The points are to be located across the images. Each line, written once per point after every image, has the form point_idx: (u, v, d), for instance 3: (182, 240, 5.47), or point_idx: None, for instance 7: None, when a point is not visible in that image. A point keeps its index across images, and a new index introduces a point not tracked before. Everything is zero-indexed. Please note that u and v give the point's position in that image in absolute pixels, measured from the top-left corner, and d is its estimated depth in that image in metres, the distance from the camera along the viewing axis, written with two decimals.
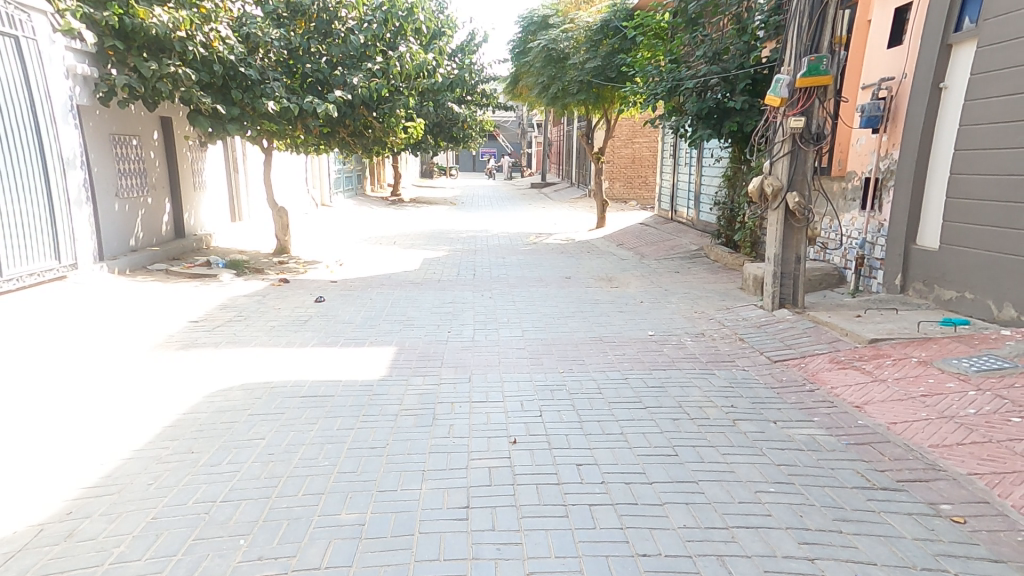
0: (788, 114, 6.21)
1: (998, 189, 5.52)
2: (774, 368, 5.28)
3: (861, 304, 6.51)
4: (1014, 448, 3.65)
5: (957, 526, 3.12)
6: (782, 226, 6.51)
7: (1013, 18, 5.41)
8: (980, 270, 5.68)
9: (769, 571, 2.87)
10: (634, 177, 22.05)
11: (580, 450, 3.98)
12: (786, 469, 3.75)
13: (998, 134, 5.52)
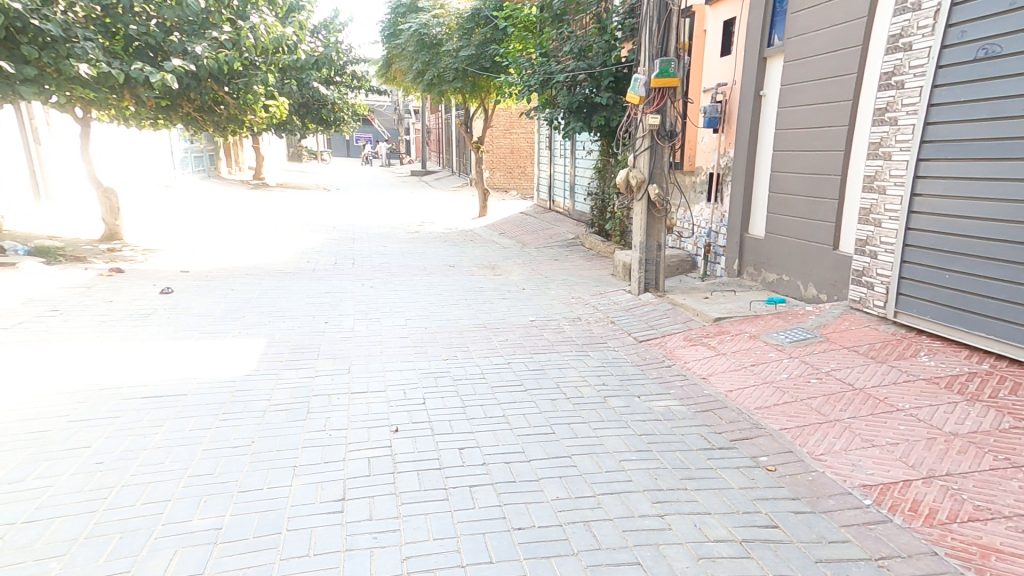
0: (646, 111, 6.73)
1: (803, 185, 6.53)
2: (639, 348, 5.82)
3: (708, 287, 7.38)
4: (812, 404, 4.42)
5: (770, 474, 3.76)
6: (645, 215, 7.10)
7: (807, 38, 6.40)
8: (793, 255, 6.71)
9: (627, 530, 3.23)
10: (513, 167, 22.57)
11: (462, 434, 4.07)
12: (647, 438, 4.18)
13: (801, 138, 6.53)
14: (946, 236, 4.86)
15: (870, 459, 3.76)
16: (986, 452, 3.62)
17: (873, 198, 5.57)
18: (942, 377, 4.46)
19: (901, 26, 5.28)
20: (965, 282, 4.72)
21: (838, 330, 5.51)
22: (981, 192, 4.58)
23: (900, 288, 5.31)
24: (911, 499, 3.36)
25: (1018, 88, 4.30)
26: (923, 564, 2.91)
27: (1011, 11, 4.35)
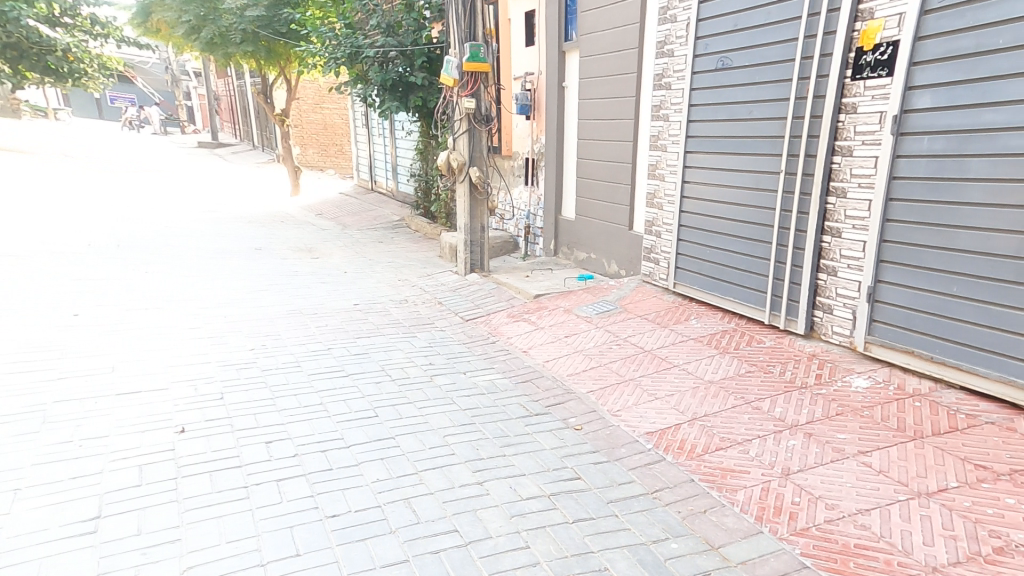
0: (461, 94, 6.89)
1: (602, 171, 7.31)
2: (466, 327, 6.00)
3: (528, 266, 7.90)
4: (611, 367, 5.02)
5: (577, 432, 4.20)
6: (468, 197, 7.30)
7: (595, 37, 7.15)
8: (598, 236, 7.49)
9: (447, 501, 3.33)
10: (328, 144, 21.53)
11: (270, 426, 3.80)
12: (470, 412, 4.34)
13: (598, 129, 7.29)
14: (706, 219, 5.88)
15: (653, 409, 4.42)
16: (729, 393, 4.52)
17: (655, 184, 6.49)
18: (705, 335, 5.41)
19: (664, 35, 6.21)
20: (719, 257, 5.77)
21: (634, 301, 6.31)
22: (728, 182, 5.60)
23: (677, 263, 6.30)
24: (680, 439, 4.07)
25: (745, 96, 5.34)
26: (683, 490, 3.60)
27: (736, 31, 5.38)
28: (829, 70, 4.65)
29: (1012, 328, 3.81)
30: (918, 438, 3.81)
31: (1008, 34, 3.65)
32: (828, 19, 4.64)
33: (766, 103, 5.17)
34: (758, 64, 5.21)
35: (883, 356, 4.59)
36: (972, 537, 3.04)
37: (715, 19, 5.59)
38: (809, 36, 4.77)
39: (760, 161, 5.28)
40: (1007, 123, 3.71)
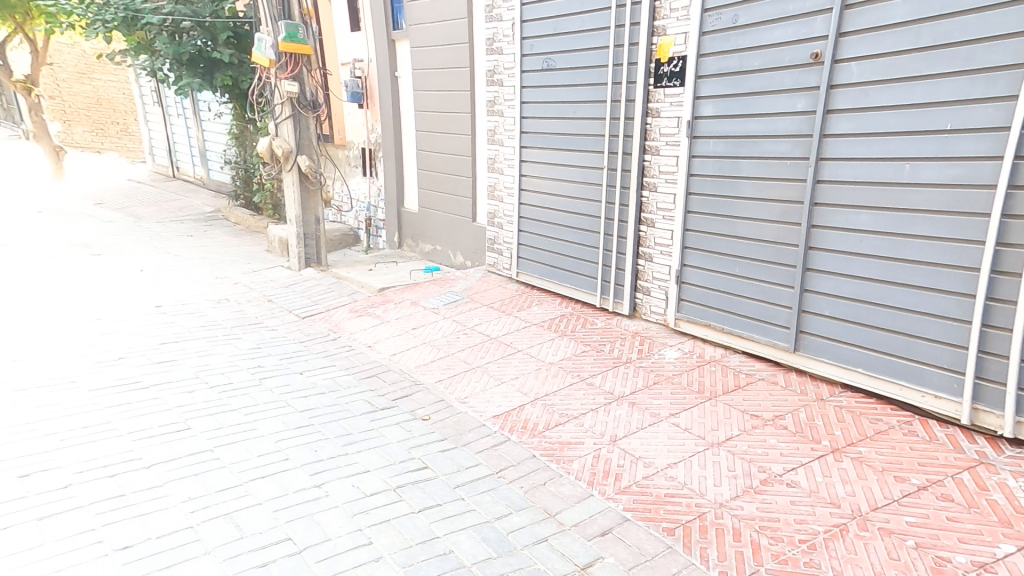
0: (280, 76, 6.61)
1: (443, 164, 7.40)
2: (301, 324, 5.71)
3: (372, 260, 7.81)
4: (459, 356, 5.12)
5: (425, 423, 4.20)
6: (298, 187, 7.06)
7: (424, 28, 7.18)
8: (442, 227, 7.59)
9: (278, 510, 3.11)
10: (102, 122, 18.63)
11: (32, 456, 3.33)
12: (308, 413, 4.10)
13: (438, 121, 7.33)
14: (543, 211, 6.27)
15: (499, 393, 4.61)
16: (567, 372, 4.90)
17: (495, 177, 6.73)
18: (546, 320, 5.77)
19: (492, 33, 6.45)
20: (557, 247, 6.21)
21: (480, 290, 6.50)
22: (563, 176, 6.02)
23: (519, 253, 6.63)
24: (523, 420, 4.30)
25: (571, 96, 5.81)
26: (526, 466, 3.82)
27: (557, 34, 5.82)
28: (636, 77, 5.24)
29: (777, 301, 4.75)
30: (713, 397, 4.55)
31: (760, 57, 4.46)
32: (631, 31, 5.22)
33: (589, 104, 5.67)
34: (580, 67, 5.68)
35: (689, 330, 5.37)
36: (746, 474, 3.75)
37: (537, 21, 5.96)
38: (618, 45, 5.34)
39: (587, 157, 5.78)
40: (768, 131, 4.52)
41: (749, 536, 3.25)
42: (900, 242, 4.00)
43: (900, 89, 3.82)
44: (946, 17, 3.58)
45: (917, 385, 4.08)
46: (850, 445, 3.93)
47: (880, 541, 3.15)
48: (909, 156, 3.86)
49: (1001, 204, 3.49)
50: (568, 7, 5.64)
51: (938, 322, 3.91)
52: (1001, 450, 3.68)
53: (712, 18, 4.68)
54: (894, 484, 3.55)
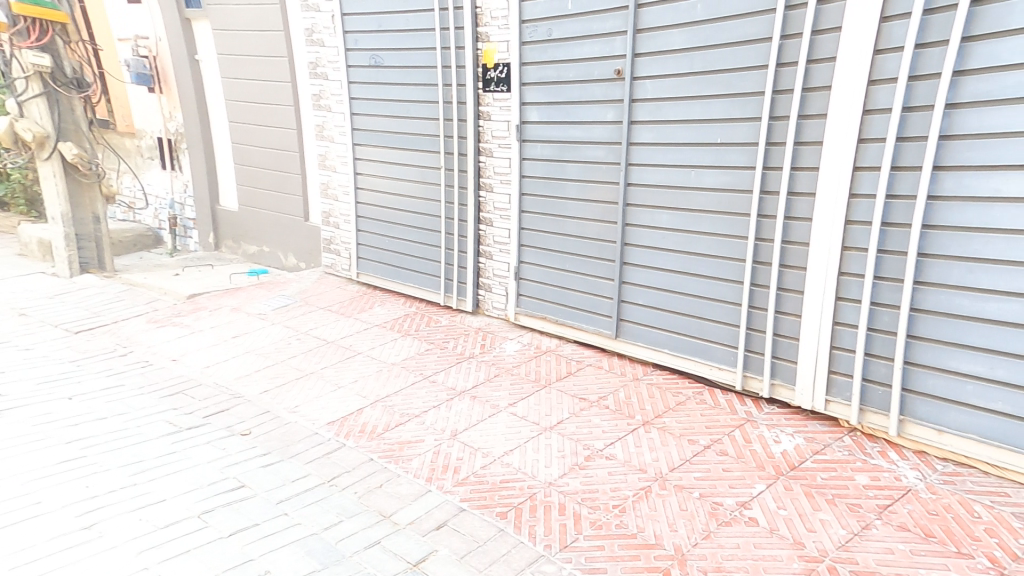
0: (20, 45, 6.47)
1: (265, 159, 7.30)
2: (74, 340, 5.33)
3: (180, 264, 7.77)
4: (291, 363, 4.93)
5: (245, 438, 3.94)
6: (64, 180, 7.05)
7: (222, 10, 7.15)
8: (269, 227, 7.51)
9: (20, 565, 2.81)
10: None
11: None
12: (76, 443, 3.78)
13: (263, 114, 7.17)
14: (385, 209, 6.24)
15: (335, 399, 4.45)
16: (410, 371, 4.90)
17: (327, 175, 6.68)
18: (388, 321, 5.76)
19: (311, 23, 6.34)
20: (398, 246, 6.29)
21: (317, 293, 6.34)
22: (398, 175, 6.11)
23: (359, 254, 6.61)
24: (361, 423, 4.20)
25: (401, 95, 5.91)
26: (361, 471, 3.73)
27: (380, 31, 5.87)
28: (465, 80, 5.45)
29: (601, 293, 5.28)
30: (547, 385, 4.90)
31: (573, 70, 4.90)
32: (456, 34, 5.40)
33: (421, 104, 5.79)
34: (406, 66, 5.80)
35: (527, 323, 5.72)
36: (573, 452, 4.11)
37: (361, 17, 5.95)
38: (446, 47, 5.50)
39: (421, 156, 5.90)
40: (586, 137, 4.99)
41: (571, 509, 3.58)
42: (692, 238, 4.72)
43: (685, 107, 4.49)
44: (710, 48, 4.27)
45: (705, 359, 4.87)
46: (657, 417, 4.54)
47: (675, 496, 3.70)
48: (694, 164, 4.57)
49: (756, 206, 4.32)
50: (392, 6, 5.71)
51: (718, 306, 4.71)
52: (762, 409, 4.56)
53: (529, 30, 5.03)
54: (687, 446, 4.19)
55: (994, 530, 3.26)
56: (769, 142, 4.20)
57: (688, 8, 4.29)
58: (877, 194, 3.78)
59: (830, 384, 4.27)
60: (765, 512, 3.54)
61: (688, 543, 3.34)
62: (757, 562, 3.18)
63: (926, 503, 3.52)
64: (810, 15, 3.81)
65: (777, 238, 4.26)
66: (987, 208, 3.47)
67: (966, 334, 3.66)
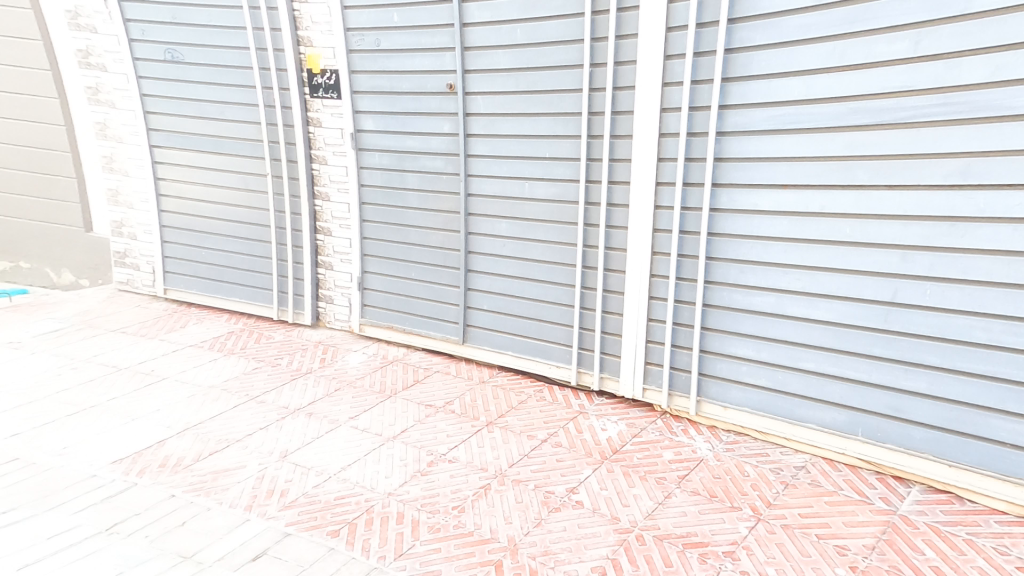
0: None
1: (30, 162, 6.87)
2: None
3: None
4: (60, 398, 4.51)
5: None
6: None
7: None
8: (40, 241, 7.11)
9: None
10: None
11: None
12: None
13: (29, 107, 6.68)
14: (205, 220, 6.14)
15: (129, 431, 4.14)
16: (233, 393, 4.68)
17: (116, 179, 6.36)
18: (208, 340, 5.60)
19: (75, 8, 6.01)
20: (218, 258, 6.18)
21: (107, 316, 6.06)
22: (216, 181, 6.01)
23: (164, 268, 6.44)
24: (161, 457, 3.89)
25: (209, 95, 5.81)
26: (154, 511, 3.40)
27: (175, 23, 5.71)
28: (288, 84, 5.47)
29: (447, 299, 5.43)
30: (392, 395, 4.87)
31: (406, 82, 5.07)
32: (274, 37, 5.41)
33: (235, 106, 5.75)
34: (218, 65, 5.70)
35: (373, 333, 5.73)
36: (416, 459, 4.13)
37: (141, 5, 5.76)
38: (261, 48, 5.47)
39: (240, 160, 5.87)
40: (423, 148, 5.17)
41: (410, 516, 3.57)
42: (527, 246, 5.06)
43: (516, 122, 4.84)
44: (532, 70, 4.68)
45: (545, 358, 5.24)
46: (500, 417, 4.75)
47: (512, 490, 3.91)
48: (526, 177, 4.92)
49: (583, 215, 4.76)
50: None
51: (555, 308, 5.09)
52: (593, 401, 5.02)
53: (356, 37, 5.14)
54: (526, 442, 4.45)
55: (757, 484, 3.99)
56: (590, 158, 4.67)
57: (509, 32, 4.67)
58: (675, 206, 4.40)
59: (646, 374, 4.86)
60: (591, 495, 3.90)
61: (520, 532, 3.54)
62: (580, 541, 3.50)
63: (712, 469, 4.17)
64: (611, 48, 4.36)
65: (601, 245, 4.75)
66: (750, 219, 4.22)
67: (740, 324, 4.42)
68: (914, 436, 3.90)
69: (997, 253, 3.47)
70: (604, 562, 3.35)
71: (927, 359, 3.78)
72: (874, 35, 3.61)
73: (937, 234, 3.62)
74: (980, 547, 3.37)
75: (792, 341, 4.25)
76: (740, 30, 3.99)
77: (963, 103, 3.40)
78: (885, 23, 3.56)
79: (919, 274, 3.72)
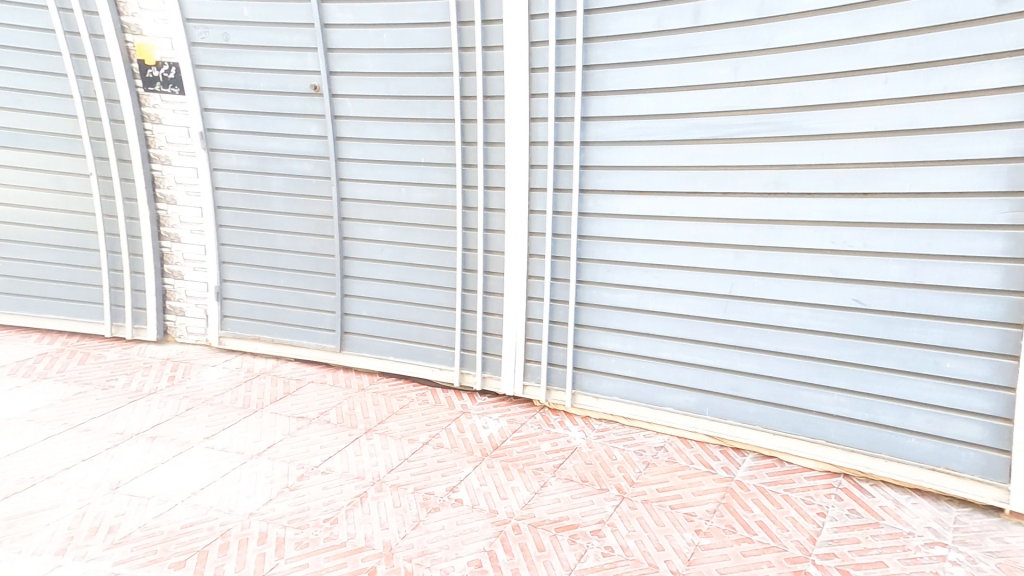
0: None
1: None
2: None
3: None
4: None
5: None
6: None
7: None
8: None
9: None
10: None
11: None
12: None
13: None
14: (20, 227, 5.70)
15: None
16: (49, 423, 4.26)
17: None
18: (15, 364, 5.15)
19: None
20: (35, 269, 5.76)
21: None
22: (26, 183, 5.61)
23: None
24: None
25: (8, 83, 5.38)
26: None
27: None
28: (113, 74, 5.19)
29: (322, 306, 5.31)
30: (258, 409, 4.66)
31: (264, 80, 4.90)
32: (91, 22, 5.07)
33: (46, 96, 5.36)
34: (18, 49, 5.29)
35: (234, 346, 5.55)
36: (284, 475, 3.94)
37: None
38: (72, 33, 5.13)
39: (58, 160, 5.51)
40: (287, 150, 5.04)
41: (274, 535, 3.40)
42: (407, 250, 5.06)
43: (389, 126, 4.82)
44: (401, 75, 4.69)
45: (428, 362, 5.27)
46: (380, 423, 4.68)
47: (389, 496, 3.88)
48: (402, 181, 4.92)
49: (461, 220, 4.86)
50: None
51: (436, 312, 5.13)
52: (476, 401, 5.13)
53: (198, 30, 4.90)
54: (407, 445, 4.45)
55: (623, 466, 4.35)
56: (466, 164, 4.79)
57: (375, 36, 4.65)
58: (546, 210, 4.66)
59: (526, 371, 5.08)
60: (471, 492, 3.99)
61: (397, 537, 3.51)
62: (458, 537, 3.55)
63: (584, 456, 4.48)
64: (479, 59, 4.51)
65: (479, 248, 4.88)
66: (614, 222, 4.59)
67: (607, 320, 4.78)
68: (749, 411, 4.46)
69: (803, 251, 4.03)
70: (480, 555, 3.43)
71: (756, 343, 4.33)
72: (703, 61, 4.07)
73: (760, 236, 4.15)
74: (794, 500, 3.92)
75: (651, 333, 4.68)
76: (594, 48, 4.34)
77: (772, 123, 3.94)
78: (711, 50, 4.02)
79: (749, 270, 4.24)
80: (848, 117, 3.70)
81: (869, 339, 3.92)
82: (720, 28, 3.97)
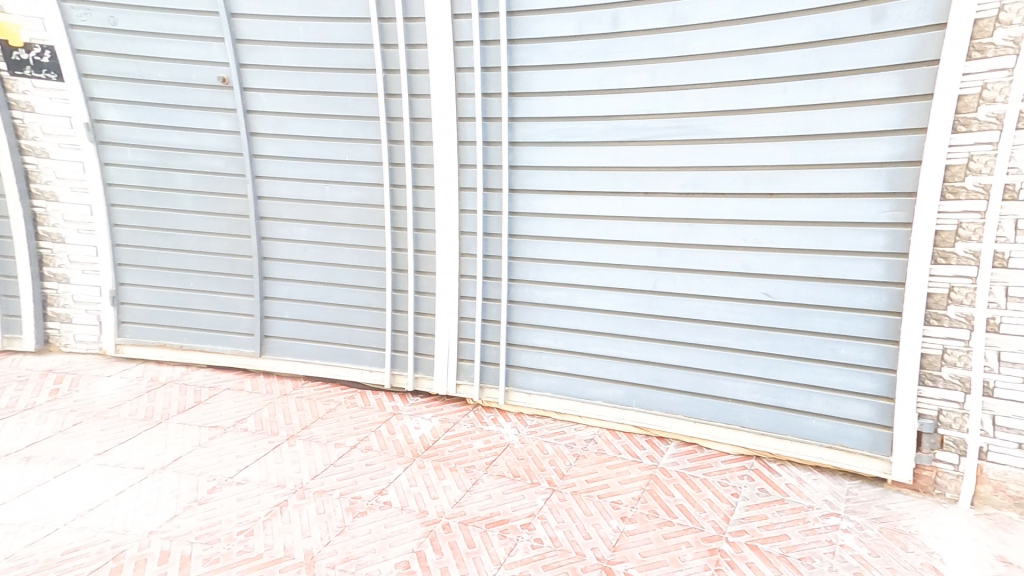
0: None
1: None
2: None
3: None
4: None
5: None
6: None
7: None
8: None
9: None
10: None
11: None
12: None
13: None
14: None
15: None
16: None
17: None
18: None
19: None
20: None
21: None
22: None
23: None
24: None
25: None
26: None
27: None
28: None
29: (238, 310, 5.10)
30: (163, 420, 4.40)
31: (166, 71, 4.59)
32: None
33: None
34: None
35: (133, 354, 5.31)
36: (193, 488, 3.71)
37: None
38: None
39: None
40: (193, 146, 4.76)
41: (179, 553, 3.18)
42: (333, 249, 4.90)
43: (309, 122, 4.63)
44: (320, 70, 4.52)
45: (356, 364, 5.14)
46: (304, 429, 4.50)
47: (313, 503, 3.73)
48: (326, 180, 4.75)
49: (390, 219, 4.75)
50: None
51: (364, 313, 5.01)
52: (408, 401, 5.04)
53: (78, 12, 4.53)
54: (333, 450, 4.30)
55: (554, 460, 4.41)
56: (392, 162, 4.69)
57: (290, 28, 4.44)
58: (476, 209, 4.64)
59: (459, 370, 5.05)
60: (401, 493, 3.90)
61: (319, 544, 3.37)
62: (385, 540, 3.46)
63: (517, 451, 4.50)
64: (402, 56, 4.40)
65: (409, 248, 4.79)
66: (543, 220, 4.63)
67: (538, 317, 4.83)
68: (672, 401, 4.64)
69: (720, 247, 4.22)
70: (409, 556, 3.35)
71: (678, 336, 4.50)
72: (622, 64, 4.17)
73: (679, 233, 4.31)
74: (711, 483, 4.12)
75: (581, 329, 4.77)
76: (519, 49, 4.35)
77: (687, 126, 4.10)
78: (629, 54, 4.13)
79: (670, 266, 4.40)
80: (756, 120, 3.90)
81: (779, 330, 4.17)
82: (636, 33, 4.08)
